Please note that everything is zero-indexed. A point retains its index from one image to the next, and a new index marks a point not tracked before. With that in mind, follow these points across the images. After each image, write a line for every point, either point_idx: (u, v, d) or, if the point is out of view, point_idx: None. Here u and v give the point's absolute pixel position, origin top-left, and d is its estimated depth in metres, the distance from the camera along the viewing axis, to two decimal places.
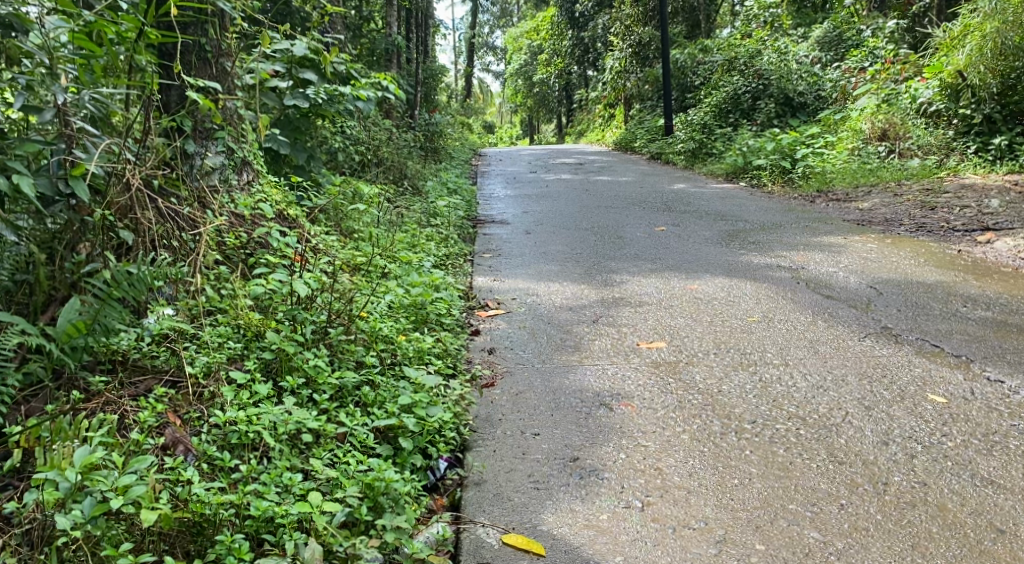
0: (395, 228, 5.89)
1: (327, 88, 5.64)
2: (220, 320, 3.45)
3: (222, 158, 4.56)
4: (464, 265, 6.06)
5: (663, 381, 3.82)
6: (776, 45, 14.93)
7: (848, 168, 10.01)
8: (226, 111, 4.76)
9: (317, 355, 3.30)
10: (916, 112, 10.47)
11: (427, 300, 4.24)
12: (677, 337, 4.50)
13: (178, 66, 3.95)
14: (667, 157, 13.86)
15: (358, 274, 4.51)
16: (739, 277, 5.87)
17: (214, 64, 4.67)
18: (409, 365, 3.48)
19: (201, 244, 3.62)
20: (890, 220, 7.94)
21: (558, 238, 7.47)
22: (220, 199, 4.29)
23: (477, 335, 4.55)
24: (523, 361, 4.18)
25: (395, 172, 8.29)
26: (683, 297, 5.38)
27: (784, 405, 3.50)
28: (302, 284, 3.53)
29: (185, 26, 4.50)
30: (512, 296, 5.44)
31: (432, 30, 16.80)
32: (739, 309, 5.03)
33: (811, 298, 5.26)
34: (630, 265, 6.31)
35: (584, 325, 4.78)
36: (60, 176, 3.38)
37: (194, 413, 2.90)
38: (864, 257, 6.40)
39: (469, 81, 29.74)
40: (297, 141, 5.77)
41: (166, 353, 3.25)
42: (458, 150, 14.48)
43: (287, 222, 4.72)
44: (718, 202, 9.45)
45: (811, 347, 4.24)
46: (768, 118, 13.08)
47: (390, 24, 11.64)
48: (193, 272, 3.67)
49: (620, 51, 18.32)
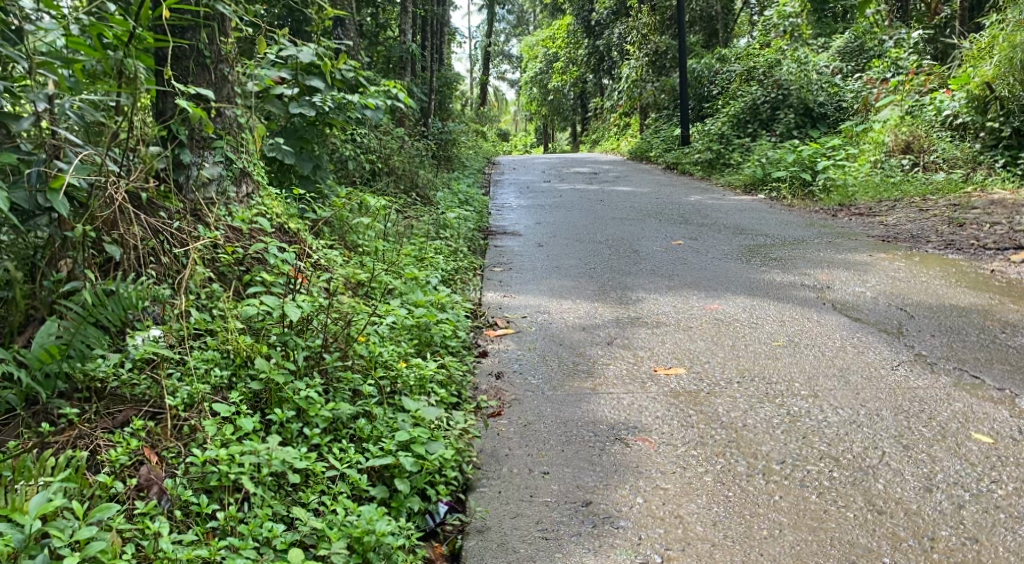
0: (402, 241, 5.66)
1: (333, 95, 5.43)
2: (208, 344, 3.20)
3: (219, 169, 4.33)
4: (473, 280, 5.82)
5: (683, 414, 3.56)
6: (796, 53, 14.63)
7: (871, 181, 9.73)
8: (225, 120, 4.54)
9: (310, 385, 3.06)
10: (941, 124, 10.19)
11: (432, 321, 3.99)
12: (697, 363, 4.24)
13: (170, 72, 3.74)
14: (683, 167, 13.60)
15: (361, 292, 4.29)
16: (762, 296, 5.61)
17: (213, 70, 4.44)
18: (410, 395, 3.24)
19: (189, 263, 3.37)
20: (916, 236, 7.66)
21: (571, 251, 7.22)
22: (216, 212, 4.08)
23: (484, 358, 4.31)
24: (532, 388, 3.92)
25: (405, 182, 8.06)
26: (702, 317, 5.11)
27: (814, 442, 3.24)
28: (297, 306, 3.28)
29: (183, 30, 4.29)
30: (523, 313, 5.19)
31: (447, 37, 16.60)
32: (763, 333, 4.77)
33: (838, 321, 4.99)
34: (647, 282, 6.05)
35: (597, 347, 4.53)
36: (39, 189, 3.17)
37: (172, 450, 2.68)
38: (892, 276, 6.13)
39: (483, 89, 29.56)
40: (303, 150, 5.55)
41: (147, 381, 3.00)
42: (471, 158, 14.25)
43: (287, 237, 4.48)
44: (737, 215, 9.18)
45: (841, 378, 3.99)
46: (788, 129, 12.80)
47: (403, 31, 11.43)
48: (180, 290, 3.44)
49: (636, 60, 18.09)
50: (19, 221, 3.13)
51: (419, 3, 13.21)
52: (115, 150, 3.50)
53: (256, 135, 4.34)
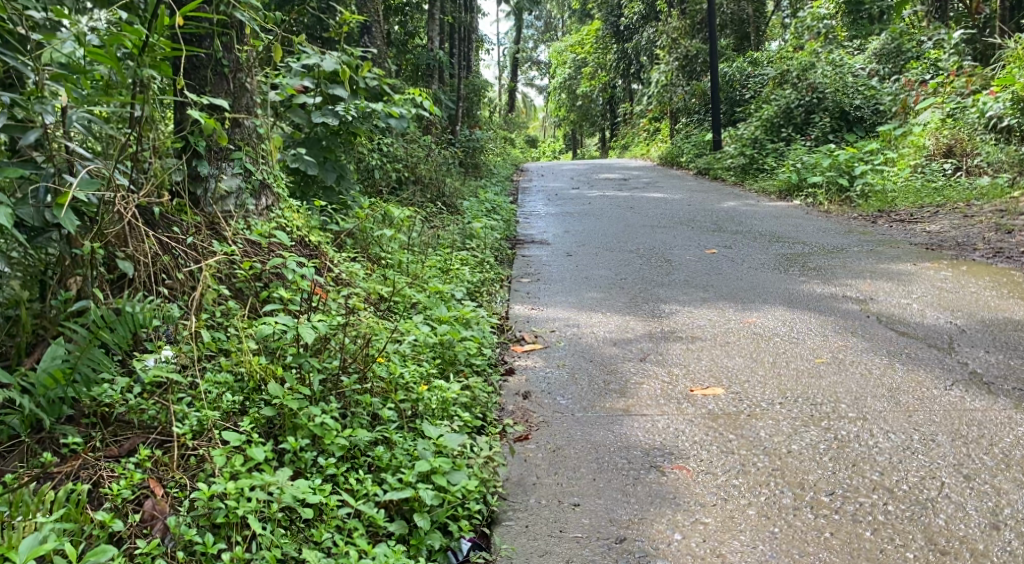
0: (426, 253, 5.51)
1: (357, 104, 5.31)
2: (222, 365, 3.04)
3: (238, 182, 4.18)
4: (499, 292, 5.65)
5: (722, 440, 3.36)
6: (831, 56, 14.26)
7: (911, 187, 9.47)
8: (245, 130, 4.35)
9: (327, 410, 2.89)
10: (984, 127, 9.87)
11: (456, 339, 3.81)
12: (736, 382, 4.03)
13: (184, 81, 3.59)
14: (714, 173, 13.34)
15: (383, 308, 4.14)
16: (801, 309, 5.37)
17: (231, 79, 4.30)
18: (432, 420, 3.06)
19: (202, 279, 3.25)
20: (962, 243, 7.36)
21: (601, 260, 7.01)
22: (234, 226, 3.93)
23: (511, 376, 4.13)
24: (561, 409, 3.73)
25: (432, 191, 7.92)
26: (739, 331, 4.89)
27: (866, 471, 3.03)
28: (314, 326, 3.11)
29: (200, 39, 4.15)
30: (552, 327, 5.00)
31: (475, 44, 16.49)
32: (805, 349, 4.55)
33: (884, 336, 4.76)
34: (680, 293, 5.84)
35: (630, 364, 4.33)
36: (47, 205, 3.01)
37: (178, 483, 2.53)
38: (938, 286, 5.87)
39: (512, 96, 29.48)
40: (327, 160, 5.42)
41: (156, 406, 2.81)
42: (499, 165, 14.11)
43: (308, 250, 4.32)
44: (772, 221, 8.93)
45: (891, 399, 3.77)
46: (823, 133, 12.51)
47: (431, 38, 11.30)
48: (192, 309, 3.28)
49: (666, 64, 17.88)
50: (28, 239, 2.98)
51: (447, 9, 13.11)
52: (125, 161, 3.38)
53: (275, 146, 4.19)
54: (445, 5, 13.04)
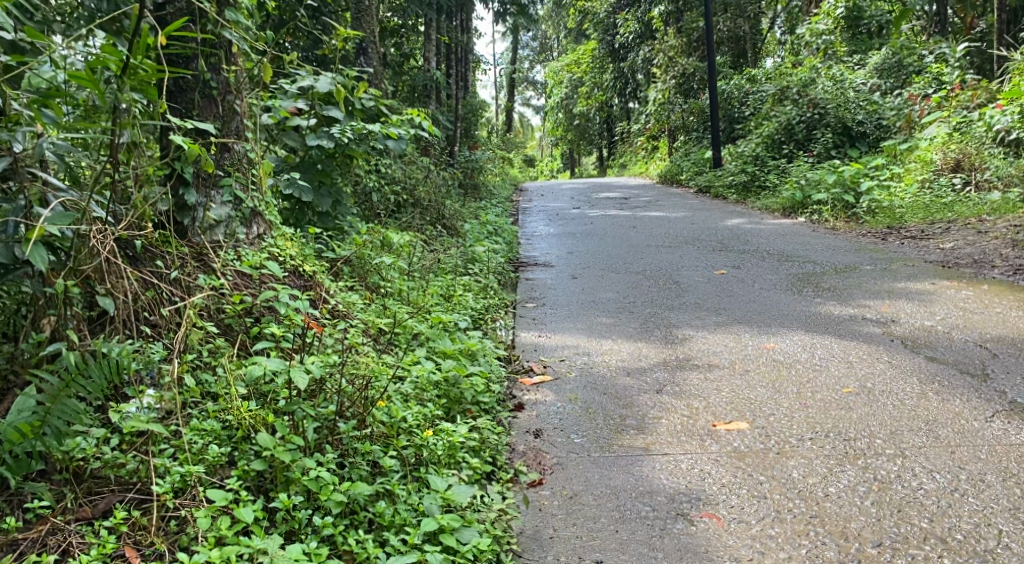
0: (427, 281, 5.27)
1: (353, 125, 5.08)
2: (209, 411, 2.79)
3: (228, 210, 3.98)
4: (504, 318, 5.39)
5: (752, 482, 3.12)
6: (831, 72, 14.03)
7: (919, 202, 9.25)
8: (234, 155, 4.11)
9: (323, 462, 2.63)
10: (992, 140, 9.67)
11: (461, 375, 3.56)
12: (761, 416, 3.77)
13: (165, 107, 3.32)
14: (716, 191, 13.12)
15: (382, 341, 3.90)
16: (821, 333, 5.12)
17: (220, 102, 4.05)
18: (438, 469, 2.80)
19: (185, 319, 2.98)
20: (979, 261, 7.12)
21: (609, 283, 6.77)
22: (223, 256, 3.70)
23: (520, 411, 3.88)
24: (576, 449, 3.47)
25: (433, 213, 7.70)
26: (758, 358, 4.64)
27: (913, 518, 2.84)
28: (307, 369, 2.85)
29: (187, 60, 3.92)
30: (561, 356, 4.75)
31: (472, 65, 16.31)
32: (830, 377, 4.29)
33: (912, 362, 4.51)
34: (693, 317, 5.58)
35: (646, 396, 4.07)
36: (17, 239, 2.75)
37: (156, 554, 2.31)
38: (960, 307, 5.62)
39: (508, 116, 29.33)
40: (322, 185, 5.19)
41: (135, 460, 2.55)
42: (498, 186, 13.90)
43: (302, 281, 4.08)
44: (779, 240, 8.68)
45: (929, 432, 3.52)
46: (826, 149, 12.28)
47: (428, 59, 11.08)
48: (175, 349, 3.01)
49: (663, 82, 17.73)
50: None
51: (443, 30, 12.92)
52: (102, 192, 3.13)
53: (266, 171, 3.92)
54: (441, 27, 12.85)
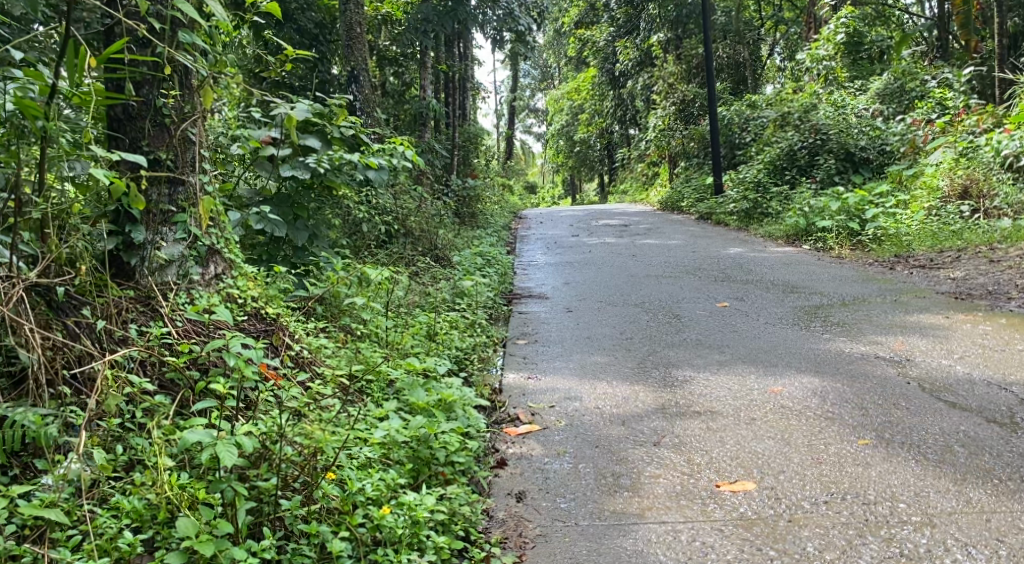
0: (406, 319, 4.91)
1: (331, 155, 4.81)
2: (131, 487, 2.53)
3: (181, 248, 3.54)
4: (492, 359, 5.02)
5: (761, 559, 2.84)
6: (832, 98, 13.72)
7: (927, 230, 8.90)
8: (189, 189, 3.64)
9: (257, 551, 2.41)
10: (1001, 166, 9.33)
11: (433, 433, 3.17)
12: (771, 475, 3.39)
13: (89, 138, 2.91)
14: (717, 219, 12.80)
15: (349, 392, 3.53)
16: (832, 375, 4.74)
17: (174, 132, 3.58)
18: (397, 553, 2.54)
19: (101, 377, 2.70)
20: (993, 292, 6.76)
21: (605, 317, 6.39)
22: (173, 300, 3.35)
23: (501, 467, 3.51)
24: (563, 516, 3.11)
25: (424, 244, 7.37)
26: (765, 404, 4.25)
27: None
28: (237, 441, 2.56)
29: (137, 86, 3.50)
30: (550, 401, 4.35)
31: (472, 92, 16.04)
32: (844, 426, 3.91)
33: (933, 407, 4.13)
34: (695, 356, 5.19)
35: (639, 449, 3.69)
36: None
37: None
38: (979, 344, 5.27)
39: (509, 144, 29.06)
40: (297, 218, 4.84)
41: (32, 552, 2.30)
42: (496, 213, 13.56)
43: (264, 324, 3.70)
44: (782, 270, 8.31)
45: (959, 496, 3.17)
46: (829, 175, 11.95)
47: (424, 87, 10.76)
48: (93, 414, 2.70)
49: (662, 109, 17.44)
50: None
51: (440, 58, 12.66)
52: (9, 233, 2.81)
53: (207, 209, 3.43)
54: (439, 53, 12.60)
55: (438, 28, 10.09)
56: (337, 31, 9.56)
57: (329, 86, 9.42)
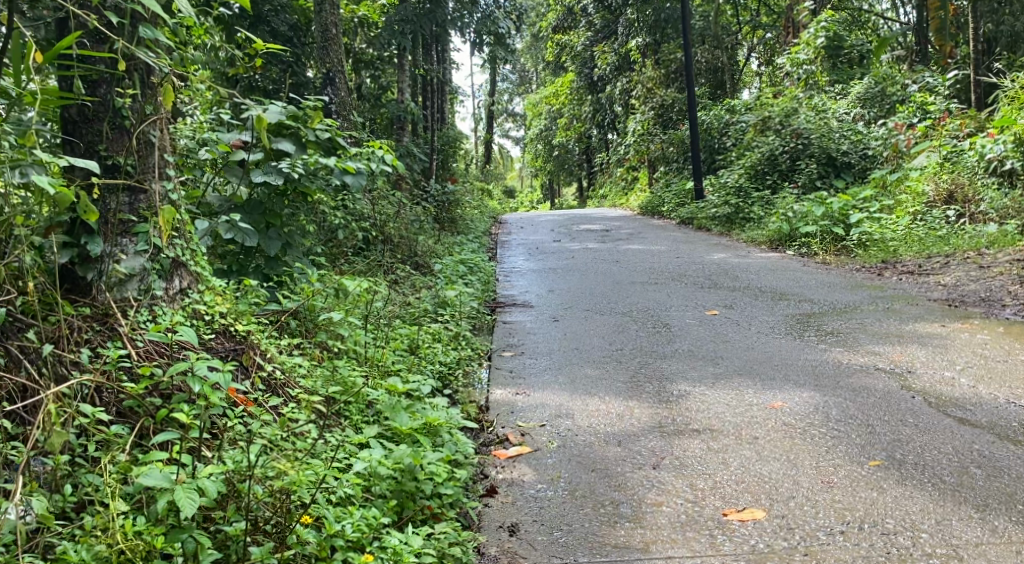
0: (385, 332, 4.65)
1: (305, 159, 4.56)
2: (79, 534, 2.29)
3: (142, 261, 3.26)
4: (477, 374, 4.76)
5: None
6: (813, 102, 13.35)
7: (913, 236, 8.75)
8: (152, 198, 3.38)
9: None
10: (985, 170, 9.18)
11: (418, 463, 2.92)
12: (781, 501, 3.16)
13: (36, 141, 2.60)
14: (700, 224, 12.61)
15: (326, 416, 3.27)
16: (832, 388, 4.53)
17: (135, 135, 3.32)
18: None
19: (43, 410, 2.43)
20: (985, 299, 6.60)
21: (593, 327, 6.14)
22: (134, 318, 3.08)
23: (491, 496, 3.26)
24: (560, 553, 2.88)
25: (404, 251, 7.11)
26: (767, 422, 4.02)
27: None
28: (199, 487, 2.34)
29: (94, 86, 3.23)
30: (540, 420, 4.10)
31: (450, 95, 15.78)
32: (851, 446, 3.69)
33: (941, 424, 3.93)
34: (689, 369, 4.95)
35: (638, 472, 3.46)
36: None
37: None
38: (978, 354, 5.09)
39: (487, 149, 28.81)
40: (270, 227, 4.56)
41: None
42: (476, 219, 13.31)
43: (234, 342, 3.43)
44: (770, 276, 8.11)
45: (984, 524, 2.97)
46: (810, 180, 11.79)
47: (402, 90, 10.48)
48: (34, 450, 2.46)
49: (641, 114, 17.27)
50: None
51: (418, 61, 12.43)
52: None
53: (168, 220, 3.14)
54: (417, 56, 12.35)
55: (417, 29, 9.84)
56: (314, 34, 9.35)
57: (305, 89, 9.15)
